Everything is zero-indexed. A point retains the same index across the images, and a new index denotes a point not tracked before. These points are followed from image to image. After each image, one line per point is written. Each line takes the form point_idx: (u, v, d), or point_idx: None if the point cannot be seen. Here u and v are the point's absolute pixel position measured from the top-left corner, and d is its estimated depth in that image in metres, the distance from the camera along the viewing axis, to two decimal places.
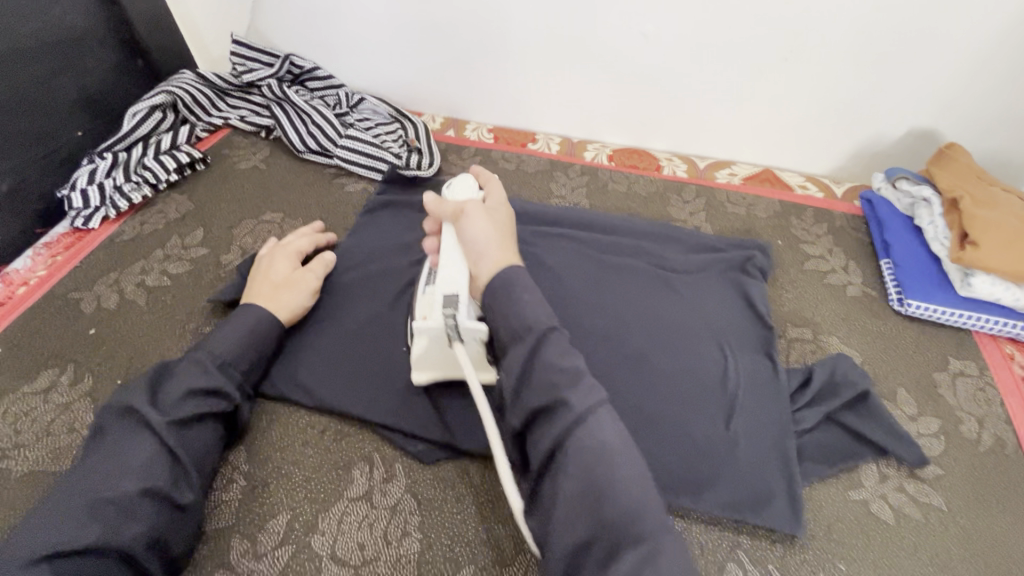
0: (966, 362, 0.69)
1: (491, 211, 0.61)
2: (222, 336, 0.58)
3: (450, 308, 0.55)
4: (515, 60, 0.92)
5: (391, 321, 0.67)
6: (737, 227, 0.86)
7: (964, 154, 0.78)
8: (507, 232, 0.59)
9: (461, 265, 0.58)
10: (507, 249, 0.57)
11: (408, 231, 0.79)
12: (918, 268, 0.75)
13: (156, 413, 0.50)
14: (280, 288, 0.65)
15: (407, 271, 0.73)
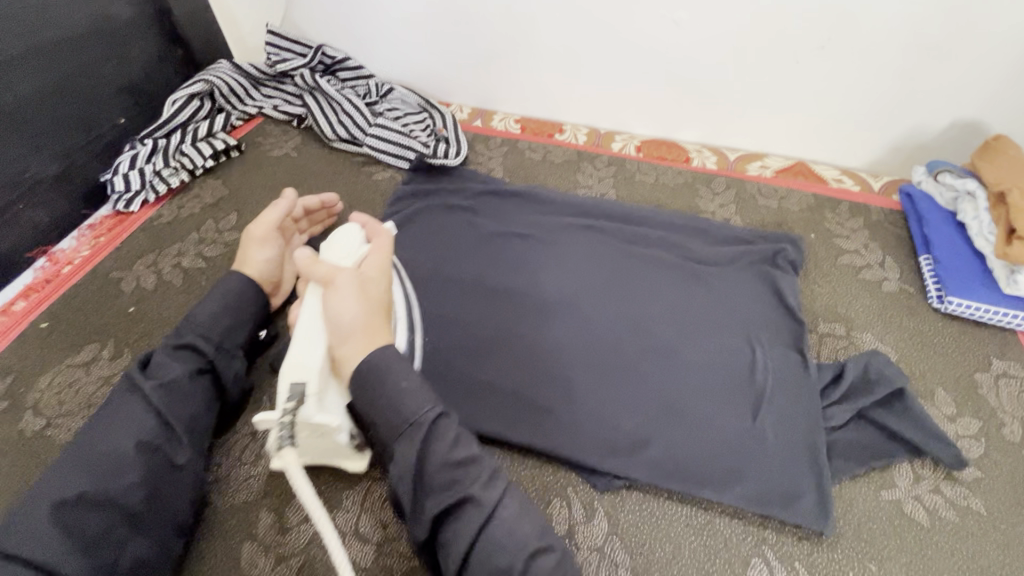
0: (1010, 363, 0.66)
1: (365, 280, 0.51)
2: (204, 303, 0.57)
3: (293, 400, 0.47)
4: (543, 49, 0.92)
5: None
6: (768, 220, 0.84)
7: (1012, 147, 0.74)
8: (375, 308, 0.50)
9: (318, 341, 0.49)
10: (372, 330, 0.49)
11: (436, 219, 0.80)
12: (960, 264, 0.72)
13: (151, 387, 0.50)
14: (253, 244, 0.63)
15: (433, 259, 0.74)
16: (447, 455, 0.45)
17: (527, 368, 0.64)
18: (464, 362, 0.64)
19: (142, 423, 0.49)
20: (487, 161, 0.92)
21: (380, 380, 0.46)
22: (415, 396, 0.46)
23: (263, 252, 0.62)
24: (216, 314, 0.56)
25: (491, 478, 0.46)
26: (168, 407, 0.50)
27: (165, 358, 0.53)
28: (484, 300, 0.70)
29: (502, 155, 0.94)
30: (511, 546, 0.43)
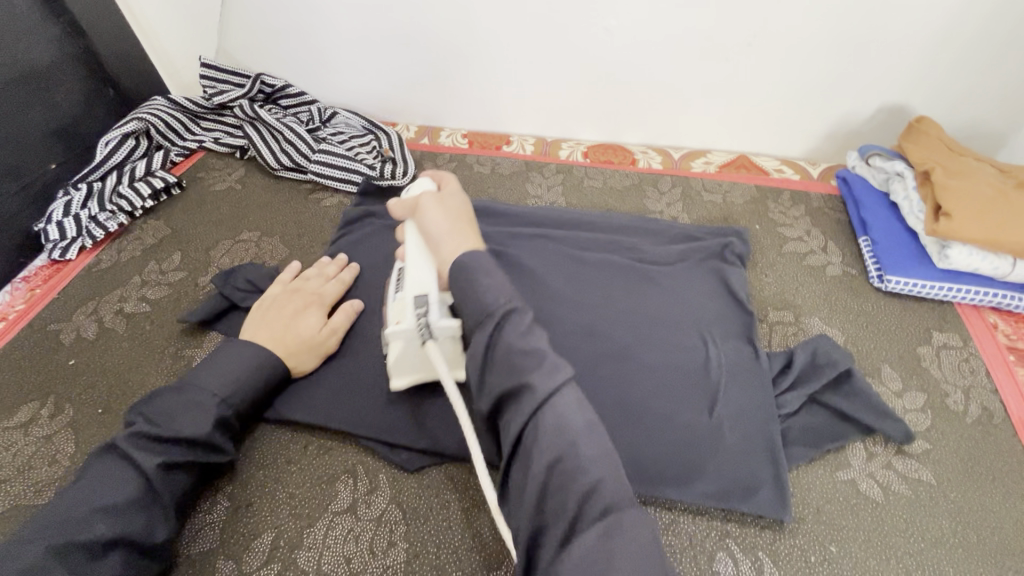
0: (949, 335, 0.69)
1: (441, 198, 0.59)
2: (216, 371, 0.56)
3: (422, 308, 0.55)
4: (483, 64, 0.92)
5: (369, 334, 0.67)
6: (714, 215, 0.86)
7: (934, 126, 0.78)
8: (459, 218, 0.57)
9: (426, 266, 0.57)
10: (463, 235, 0.55)
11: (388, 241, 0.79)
12: (895, 243, 0.75)
13: (143, 454, 0.49)
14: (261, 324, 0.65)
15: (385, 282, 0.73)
16: (518, 360, 0.44)
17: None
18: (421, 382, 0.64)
19: (114, 480, 0.47)
20: None
21: (469, 285, 0.49)
22: (496, 291, 0.48)
23: (314, 316, 0.64)
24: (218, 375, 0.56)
25: (564, 405, 0.43)
26: (156, 477, 0.48)
27: (164, 415, 0.52)
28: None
29: (450, 171, 0.94)
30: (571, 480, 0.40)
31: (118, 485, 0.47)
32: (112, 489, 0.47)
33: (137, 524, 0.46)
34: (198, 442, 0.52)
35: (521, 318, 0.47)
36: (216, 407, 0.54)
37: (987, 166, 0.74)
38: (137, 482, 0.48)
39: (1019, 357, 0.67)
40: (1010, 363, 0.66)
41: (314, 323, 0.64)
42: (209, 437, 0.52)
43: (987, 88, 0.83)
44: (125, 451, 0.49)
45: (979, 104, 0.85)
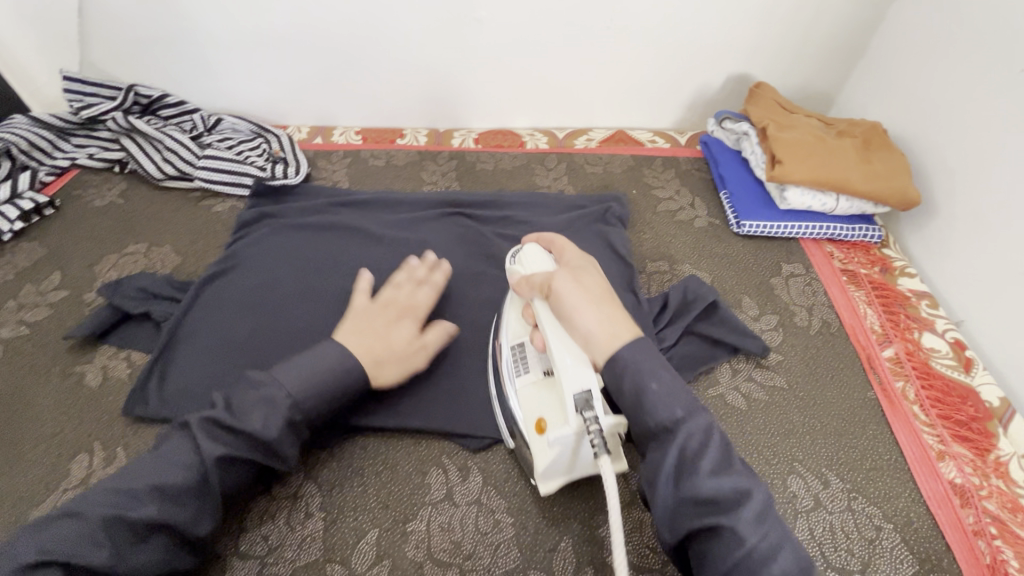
0: (795, 265, 0.80)
1: (577, 276, 0.53)
2: (293, 370, 0.52)
3: (587, 407, 0.49)
4: (367, 61, 0.95)
5: (273, 327, 0.69)
6: (597, 185, 0.93)
7: (771, 91, 0.91)
8: (606, 298, 0.51)
9: (575, 357, 0.50)
10: (616, 321, 0.50)
11: (286, 237, 0.80)
12: (747, 192, 0.86)
13: (209, 442, 0.47)
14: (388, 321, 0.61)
15: (287, 277, 0.74)
16: (673, 414, 0.44)
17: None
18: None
19: (180, 463, 0.46)
20: (331, 175, 0.93)
21: (639, 385, 0.46)
22: (666, 399, 0.45)
23: (409, 326, 0.61)
24: (304, 378, 0.52)
25: (719, 462, 0.43)
26: (213, 471, 0.46)
27: (240, 404, 0.49)
28: (342, 303, 0.72)
29: (346, 167, 0.95)
30: (725, 529, 0.40)
31: (177, 467, 0.46)
32: (172, 471, 0.46)
33: (187, 511, 0.45)
34: (262, 442, 0.48)
35: (677, 387, 0.46)
36: (288, 410, 0.50)
37: (813, 120, 0.87)
38: (194, 470, 0.46)
39: (851, 276, 0.79)
40: (843, 282, 0.78)
41: (412, 333, 0.61)
42: (275, 439, 0.49)
43: (810, 55, 0.96)
44: (194, 435, 0.48)
45: (806, 69, 0.98)
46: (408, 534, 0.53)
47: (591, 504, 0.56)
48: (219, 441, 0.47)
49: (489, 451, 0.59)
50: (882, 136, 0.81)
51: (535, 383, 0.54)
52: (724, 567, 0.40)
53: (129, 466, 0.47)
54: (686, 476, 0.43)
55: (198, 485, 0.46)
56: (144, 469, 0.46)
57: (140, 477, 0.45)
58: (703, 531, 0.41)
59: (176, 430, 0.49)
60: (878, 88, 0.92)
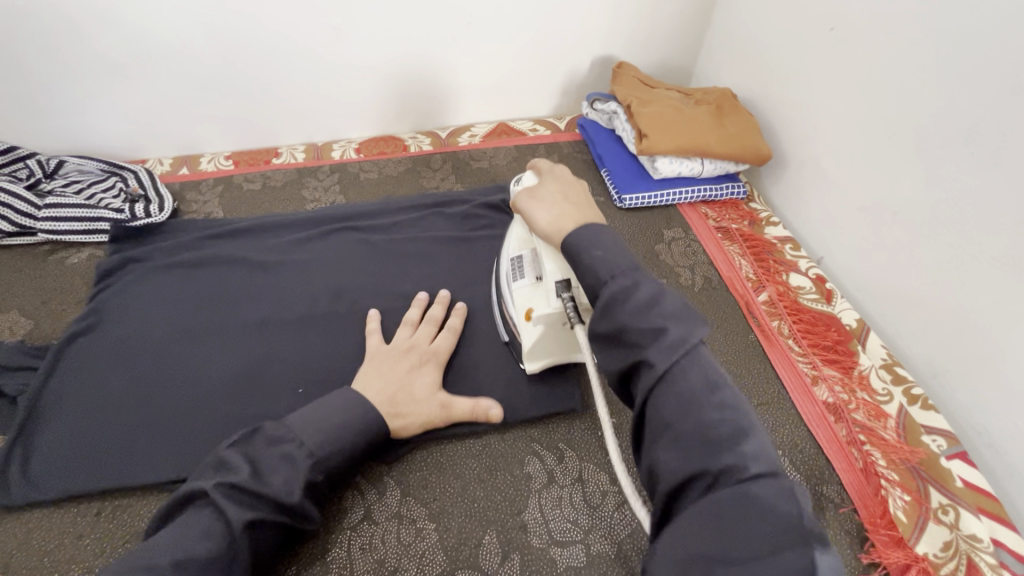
0: (675, 230, 0.86)
1: (539, 188, 0.57)
2: (309, 423, 0.50)
3: (564, 293, 0.54)
4: (226, 81, 0.90)
5: (156, 379, 0.64)
6: (484, 178, 0.94)
7: (630, 69, 0.96)
8: (559, 201, 0.55)
9: (548, 252, 0.56)
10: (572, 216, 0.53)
11: (158, 279, 0.74)
12: (624, 168, 0.90)
13: (235, 507, 0.44)
14: (409, 372, 0.60)
15: (166, 322, 0.69)
16: (635, 300, 0.41)
17: (294, 386, 0.64)
18: (220, 403, 0.62)
19: (209, 530, 0.43)
20: (203, 206, 0.87)
21: (574, 259, 0.47)
22: (612, 260, 0.45)
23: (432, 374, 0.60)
24: (321, 432, 0.50)
25: (679, 349, 0.38)
26: (242, 539, 0.43)
27: (266, 467, 0.47)
28: (232, 342, 0.68)
29: (218, 195, 0.89)
30: (675, 410, 0.37)
31: (202, 536, 0.42)
32: (196, 539, 0.42)
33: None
34: (287, 507, 0.46)
35: (639, 281, 0.42)
36: (310, 469, 0.48)
37: (672, 93, 0.93)
38: (221, 538, 0.43)
39: (724, 232, 0.86)
40: (718, 239, 0.84)
41: (433, 381, 0.60)
42: (301, 503, 0.46)
43: (662, 33, 1.02)
44: (214, 500, 0.44)
45: (662, 45, 1.04)
46: (329, 564, 0.51)
47: (510, 493, 0.56)
48: (246, 505, 0.44)
49: (406, 462, 0.59)
50: (732, 100, 0.88)
51: (523, 283, 0.60)
52: (685, 449, 0.36)
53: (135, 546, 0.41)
54: (643, 364, 0.39)
55: (224, 554, 0.42)
56: (167, 536, 0.42)
57: (165, 548, 0.41)
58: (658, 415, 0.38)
59: (190, 500, 0.45)
60: (726, 56, 1.00)
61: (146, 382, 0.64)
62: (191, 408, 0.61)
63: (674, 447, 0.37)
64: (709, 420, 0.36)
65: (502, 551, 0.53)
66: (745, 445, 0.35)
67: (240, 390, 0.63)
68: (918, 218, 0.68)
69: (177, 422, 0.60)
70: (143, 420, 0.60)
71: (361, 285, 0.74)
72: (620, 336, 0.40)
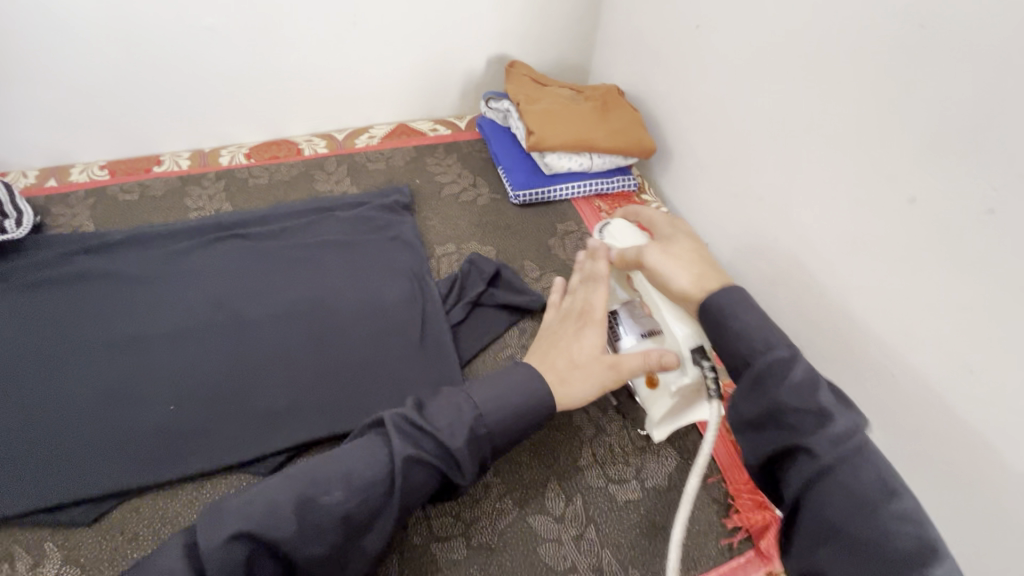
0: (569, 223, 0.93)
1: (666, 248, 0.57)
2: (484, 384, 0.50)
3: (705, 361, 0.53)
4: (111, 78, 0.83)
5: (21, 404, 0.59)
6: (383, 179, 0.95)
7: (521, 68, 1.03)
8: (697, 261, 0.55)
9: (675, 316, 0.55)
10: (699, 277, 0.53)
11: (14, 299, 0.67)
12: (517, 164, 0.96)
13: (401, 441, 0.46)
14: (572, 355, 0.55)
15: (26, 342, 0.63)
16: (790, 380, 0.44)
17: (185, 397, 0.61)
18: (100, 421, 0.58)
19: (375, 456, 0.46)
20: (68, 221, 0.78)
21: (721, 324, 0.49)
22: (761, 330, 0.47)
23: (587, 340, 0.56)
24: (493, 393, 0.50)
25: (843, 442, 0.41)
26: (404, 472, 0.45)
27: (434, 410, 0.49)
28: (108, 357, 0.63)
29: (88, 208, 0.80)
30: (844, 513, 0.39)
31: (369, 461, 0.45)
32: (368, 460, 0.45)
33: (369, 512, 0.44)
34: (449, 452, 0.47)
35: (795, 357, 0.46)
36: (472, 421, 0.48)
37: (561, 91, 1.01)
38: (386, 467, 0.45)
39: None
40: None
41: (597, 343, 0.55)
42: (460, 450, 0.46)
43: (550, 38, 1.09)
44: (389, 432, 0.47)
45: (550, 50, 1.11)
46: None
47: None
48: (407, 442, 0.46)
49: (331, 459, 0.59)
50: (614, 97, 0.98)
51: (636, 344, 0.59)
52: (859, 559, 0.38)
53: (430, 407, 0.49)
54: (801, 451, 0.42)
55: (386, 484, 0.45)
56: (338, 457, 0.46)
57: (338, 465, 0.45)
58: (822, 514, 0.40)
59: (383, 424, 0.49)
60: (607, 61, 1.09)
61: (7, 411, 0.58)
62: (65, 435, 0.57)
63: (844, 555, 0.38)
64: (891, 530, 0.38)
65: (428, 531, 0.53)
66: (891, 508, 0.38)
67: (123, 404, 0.60)
68: (752, 201, 0.75)
69: (49, 447, 0.56)
70: (10, 448, 0.56)
71: (258, 293, 0.70)
72: (777, 416, 0.43)
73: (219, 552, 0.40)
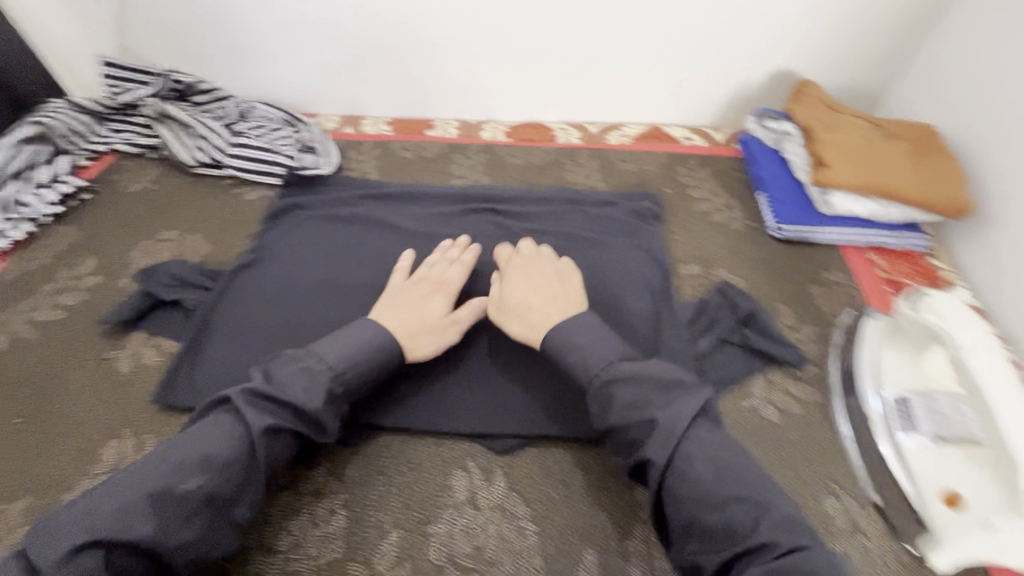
0: (838, 274, 0.76)
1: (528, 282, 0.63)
2: (337, 350, 0.53)
3: None
4: (416, 54, 0.94)
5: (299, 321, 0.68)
6: (629, 182, 0.91)
7: (816, 89, 0.87)
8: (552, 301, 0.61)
9: None
10: (554, 313, 0.59)
11: (311, 230, 0.79)
12: (787, 195, 0.82)
13: (254, 413, 0.48)
14: (423, 328, 0.60)
15: (312, 269, 0.74)
16: (621, 401, 0.50)
17: None
18: None
19: (223, 441, 0.46)
20: (360, 166, 0.93)
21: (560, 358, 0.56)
22: (597, 355, 0.54)
23: (513, 325, 0.61)
24: (344, 354, 0.53)
25: (669, 439, 0.47)
26: (259, 443, 0.47)
27: (280, 376, 0.50)
28: (367, 297, 0.70)
29: (376, 158, 0.94)
30: (717, 501, 0.45)
31: (222, 438, 0.47)
32: (212, 442, 0.46)
33: (230, 489, 0.45)
34: (302, 414, 0.49)
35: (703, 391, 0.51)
36: (328, 379, 0.51)
37: (862, 121, 0.83)
38: (240, 444, 0.47)
39: (895, 287, 0.75)
40: (887, 294, 0.74)
41: (521, 334, 0.60)
42: (317, 411, 0.49)
43: (860, 52, 0.91)
44: (238, 409, 0.48)
45: (855, 66, 0.93)
46: (430, 536, 0.53)
47: (615, 516, 0.54)
48: (262, 413, 0.48)
49: (516, 451, 0.59)
50: (936, 140, 0.77)
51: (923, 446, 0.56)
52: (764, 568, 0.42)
53: (202, 422, 0.50)
54: (641, 459, 0.48)
55: (245, 458, 0.46)
56: (175, 444, 0.47)
57: (189, 451, 0.45)
58: (693, 506, 0.45)
59: (220, 414, 0.49)
60: (932, 88, 0.87)
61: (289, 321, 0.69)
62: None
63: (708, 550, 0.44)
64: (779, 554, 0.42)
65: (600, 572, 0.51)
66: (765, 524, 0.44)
67: None
68: None
69: None
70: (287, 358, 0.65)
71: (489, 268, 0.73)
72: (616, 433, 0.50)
73: (69, 564, 0.39)
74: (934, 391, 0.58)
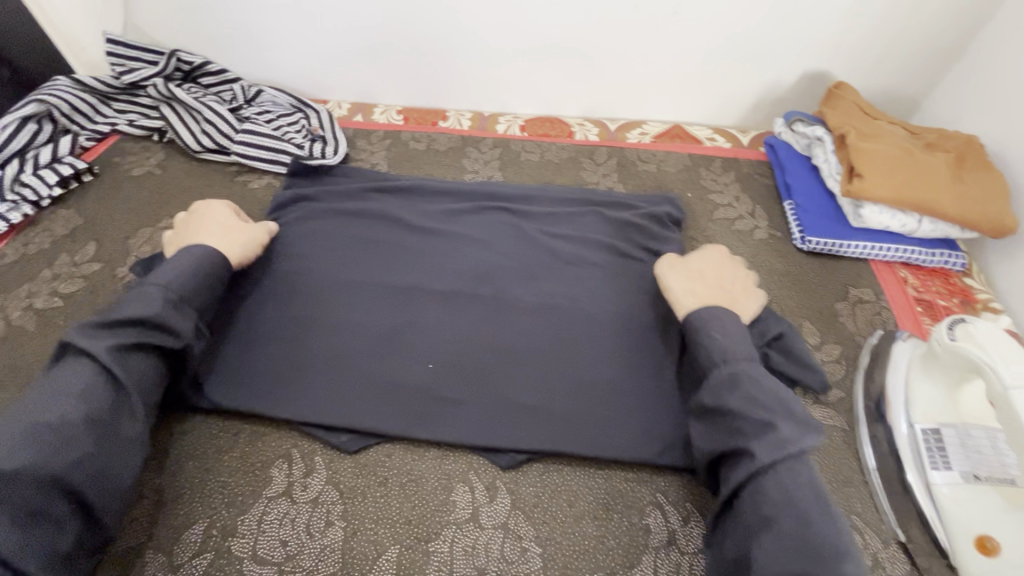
0: (865, 290, 0.73)
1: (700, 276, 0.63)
2: (168, 269, 0.56)
3: None
4: (432, 42, 0.90)
5: (304, 318, 0.65)
6: (649, 184, 0.87)
7: (851, 93, 0.82)
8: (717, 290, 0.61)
9: None
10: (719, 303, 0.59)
11: (320, 220, 0.76)
12: (815, 205, 0.78)
13: (101, 339, 0.48)
14: (231, 228, 0.66)
15: (321, 263, 0.70)
16: (740, 393, 0.50)
17: (430, 359, 0.62)
18: (359, 359, 0.62)
19: (81, 380, 0.46)
20: (370, 156, 0.89)
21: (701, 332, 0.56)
22: (732, 348, 0.53)
23: (677, 283, 0.63)
24: (186, 280, 0.56)
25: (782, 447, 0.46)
26: (113, 359, 0.47)
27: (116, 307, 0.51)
28: (375, 297, 0.67)
29: (386, 149, 0.91)
30: (781, 505, 0.43)
31: (74, 376, 0.46)
32: (71, 381, 0.46)
33: (102, 410, 0.46)
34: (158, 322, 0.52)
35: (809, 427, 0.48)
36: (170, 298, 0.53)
37: (898, 129, 0.79)
38: (98, 372, 0.47)
39: (927, 307, 0.71)
40: (918, 315, 0.70)
41: (674, 292, 0.62)
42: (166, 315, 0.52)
43: (898, 57, 0.86)
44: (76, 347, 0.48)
45: (893, 69, 0.88)
46: (430, 554, 0.51)
47: (624, 542, 0.52)
48: (106, 338, 0.49)
49: (524, 467, 0.56)
50: (978, 152, 0.73)
51: (959, 482, 0.51)
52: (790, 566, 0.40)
53: (47, 376, 0.48)
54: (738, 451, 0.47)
55: (108, 378, 0.47)
56: (35, 394, 0.45)
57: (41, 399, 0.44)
58: (758, 509, 0.44)
59: (69, 358, 0.48)
60: (973, 97, 0.82)
61: (296, 317, 0.65)
62: (333, 356, 0.62)
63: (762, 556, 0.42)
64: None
65: None
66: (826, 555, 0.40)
67: (380, 346, 0.63)
68: None
69: (317, 365, 0.61)
70: (291, 358, 0.62)
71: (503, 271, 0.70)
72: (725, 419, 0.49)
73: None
74: (969, 426, 0.54)
